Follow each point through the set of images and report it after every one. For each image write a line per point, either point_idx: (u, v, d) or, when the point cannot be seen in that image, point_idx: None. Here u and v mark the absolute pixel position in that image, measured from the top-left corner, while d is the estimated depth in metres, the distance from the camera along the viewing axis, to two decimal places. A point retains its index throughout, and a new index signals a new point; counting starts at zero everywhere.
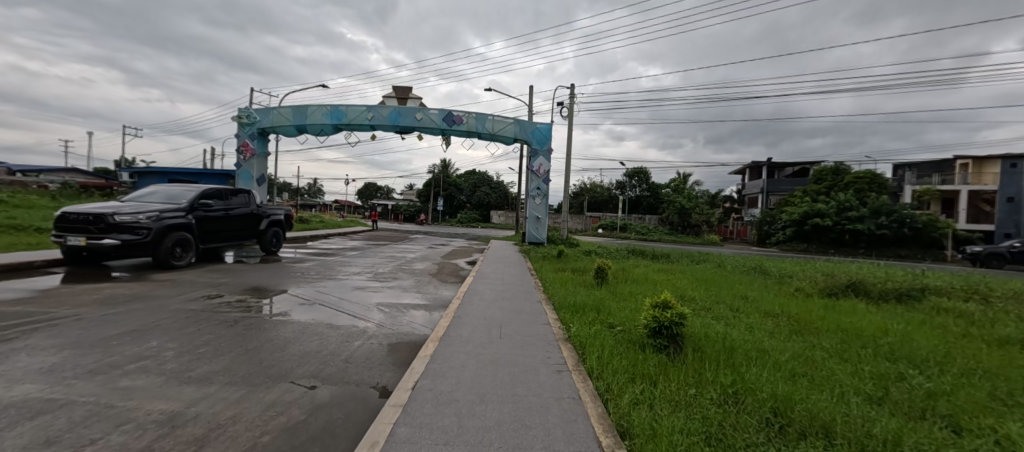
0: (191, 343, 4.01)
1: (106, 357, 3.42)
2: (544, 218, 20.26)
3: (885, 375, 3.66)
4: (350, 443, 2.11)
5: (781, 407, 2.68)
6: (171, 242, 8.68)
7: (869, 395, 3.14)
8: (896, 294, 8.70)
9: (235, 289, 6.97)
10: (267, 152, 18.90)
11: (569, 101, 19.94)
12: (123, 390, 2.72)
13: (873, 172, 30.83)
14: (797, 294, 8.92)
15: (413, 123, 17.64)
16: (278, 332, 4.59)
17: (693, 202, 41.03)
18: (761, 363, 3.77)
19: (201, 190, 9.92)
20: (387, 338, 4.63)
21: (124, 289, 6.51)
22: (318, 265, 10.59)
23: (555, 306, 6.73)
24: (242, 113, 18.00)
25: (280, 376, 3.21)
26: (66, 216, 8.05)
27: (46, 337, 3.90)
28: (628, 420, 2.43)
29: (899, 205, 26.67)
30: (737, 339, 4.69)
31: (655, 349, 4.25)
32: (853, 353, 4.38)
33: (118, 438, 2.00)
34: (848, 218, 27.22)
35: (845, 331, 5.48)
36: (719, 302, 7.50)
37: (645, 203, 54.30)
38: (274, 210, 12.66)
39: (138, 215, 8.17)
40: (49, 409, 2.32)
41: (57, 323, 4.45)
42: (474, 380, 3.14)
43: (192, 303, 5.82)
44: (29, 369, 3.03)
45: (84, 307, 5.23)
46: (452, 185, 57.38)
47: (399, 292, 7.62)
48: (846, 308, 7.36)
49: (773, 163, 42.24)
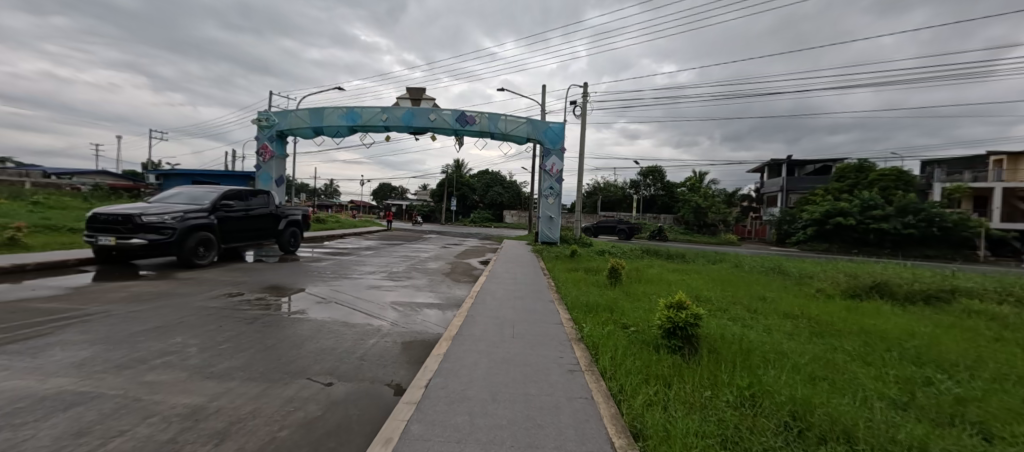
0: (213, 339, 4.14)
1: (133, 353, 3.55)
2: (557, 218, 20.14)
3: (912, 380, 3.52)
4: (364, 440, 2.15)
5: (800, 411, 2.60)
6: (195, 242, 8.99)
7: (894, 399, 3.03)
8: (923, 296, 8.38)
9: (256, 288, 7.18)
10: (285, 154, 19.39)
11: (583, 100, 19.76)
12: (150, 384, 2.82)
13: (900, 169, 29.85)
14: (818, 296, 8.65)
15: (427, 123, 17.82)
16: (295, 330, 4.69)
17: (709, 201, 40.19)
18: (780, 366, 3.67)
19: (222, 192, 10.25)
20: (401, 336, 4.71)
21: (150, 287, 6.76)
22: (334, 265, 10.80)
23: (568, 306, 6.71)
24: (262, 116, 18.44)
25: (297, 372, 3.29)
26: (98, 217, 8.42)
27: (79, 332, 4.11)
28: (642, 421, 2.41)
29: (928, 203, 25.74)
30: (754, 341, 4.56)
31: (670, 350, 4.18)
32: (877, 356, 4.24)
33: (145, 430, 2.08)
34: (872, 217, 26.22)
35: (868, 334, 5.30)
36: (736, 303, 7.37)
37: (659, 202, 53.77)
38: (292, 211, 12.94)
39: (164, 216, 8.49)
40: (80, 402, 2.43)
41: (86, 319, 4.65)
42: (486, 378, 3.16)
43: (215, 300, 6.01)
44: (63, 363, 3.19)
45: (115, 304, 5.47)
46: (465, 185, 57.62)
47: (413, 291, 7.73)
48: (870, 310, 7.11)
49: (794, 161, 41.25)
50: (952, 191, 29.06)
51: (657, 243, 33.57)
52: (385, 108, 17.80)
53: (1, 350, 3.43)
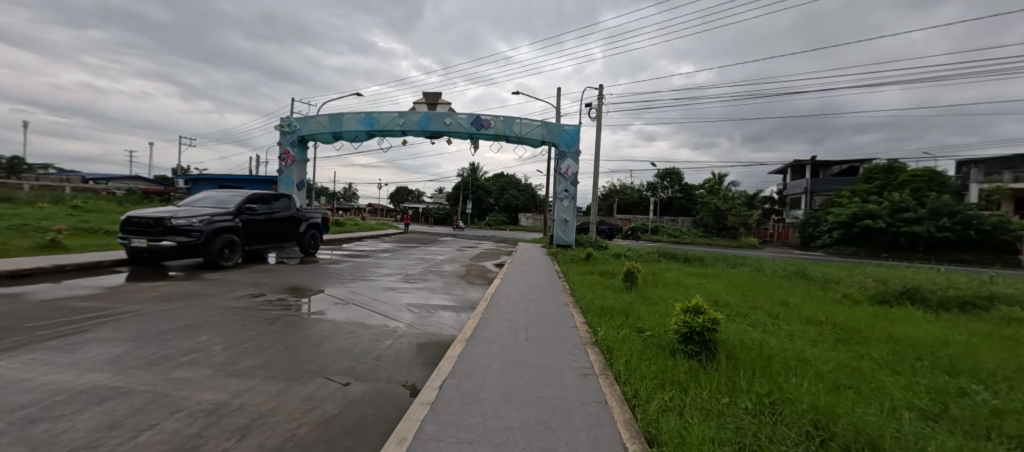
0: (237, 338, 4.29)
1: (162, 350, 3.72)
2: (572, 220, 20.02)
3: (945, 390, 3.35)
4: (379, 439, 2.19)
5: (822, 420, 2.51)
6: (221, 244, 9.34)
7: (924, 410, 2.89)
8: (959, 303, 7.96)
9: (277, 289, 7.39)
10: (306, 158, 19.94)
11: (599, 102, 19.65)
12: (177, 380, 2.95)
13: (933, 169, 28.53)
14: (844, 301, 8.32)
15: (443, 127, 18.05)
16: (314, 330, 4.81)
17: (728, 204, 39.27)
18: (802, 373, 3.55)
19: (247, 196, 10.62)
20: (416, 338, 4.77)
21: (179, 287, 7.05)
22: (352, 267, 11.01)
23: (583, 309, 6.65)
24: (284, 122, 19.03)
25: (316, 372, 3.37)
26: (131, 220, 8.84)
27: (113, 330, 4.33)
28: (657, 427, 2.37)
29: (965, 205, 24.44)
30: (774, 347, 4.43)
31: (687, 355, 4.09)
32: (907, 365, 4.05)
33: (173, 424, 2.18)
34: (903, 220, 25.09)
35: (897, 341, 5.07)
36: (756, 308, 7.16)
37: (677, 205, 52.84)
38: (312, 214, 13.27)
39: (192, 219, 8.86)
40: (114, 396, 2.56)
41: (120, 317, 4.90)
42: (499, 381, 3.17)
43: (239, 301, 6.22)
44: (98, 358, 3.36)
45: (147, 303, 5.73)
46: (481, 188, 57.98)
47: (429, 293, 7.81)
48: (900, 317, 6.79)
49: (819, 162, 39.95)
50: (992, 192, 27.55)
51: (674, 246, 33.01)
52: (402, 112, 18.11)
53: (42, 346, 3.63)
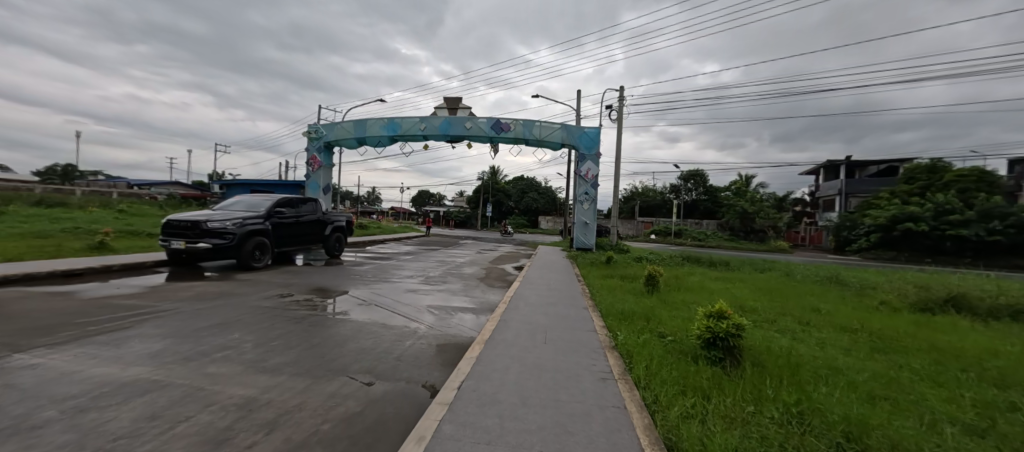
0: (266, 336, 4.48)
1: (198, 346, 3.93)
2: (592, 223, 19.81)
3: (993, 404, 3.12)
4: (399, 437, 2.24)
5: (855, 432, 2.39)
6: (252, 246, 9.77)
7: (968, 425, 2.70)
8: (1011, 312, 7.40)
9: (304, 289, 7.66)
10: (332, 164, 20.60)
11: (619, 104, 19.43)
12: (211, 375, 3.11)
13: (982, 168, 26.69)
14: (881, 308, 7.87)
15: (463, 131, 18.29)
16: (338, 330, 4.96)
17: (756, 206, 37.91)
18: (833, 383, 3.39)
19: (276, 200, 11.07)
20: (436, 339, 4.84)
21: (213, 287, 7.41)
22: (375, 269, 11.27)
23: (602, 313, 6.57)
24: (311, 128, 19.74)
25: (339, 370, 3.47)
26: (170, 223, 9.36)
27: (154, 326, 4.61)
28: (678, 434, 2.32)
29: (1019, 206, 22.71)
30: (804, 355, 4.24)
31: (710, 362, 3.98)
32: (950, 377, 3.79)
33: (206, 417, 2.30)
34: (948, 222, 23.55)
35: (939, 351, 4.76)
36: (784, 314, 6.88)
37: (701, 207, 51.44)
38: (337, 217, 13.69)
39: (226, 222, 9.31)
40: (154, 389, 2.72)
41: (160, 315, 5.20)
42: (517, 383, 3.18)
43: (268, 301, 6.49)
44: (140, 353, 3.59)
45: (184, 302, 6.05)
46: (501, 191, 58.19)
47: (449, 295, 7.91)
48: (945, 325, 6.37)
49: (854, 162, 38.04)
50: None
51: (697, 250, 32.16)
52: (423, 117, 18.47)
53: (91, 341, 3.91)
